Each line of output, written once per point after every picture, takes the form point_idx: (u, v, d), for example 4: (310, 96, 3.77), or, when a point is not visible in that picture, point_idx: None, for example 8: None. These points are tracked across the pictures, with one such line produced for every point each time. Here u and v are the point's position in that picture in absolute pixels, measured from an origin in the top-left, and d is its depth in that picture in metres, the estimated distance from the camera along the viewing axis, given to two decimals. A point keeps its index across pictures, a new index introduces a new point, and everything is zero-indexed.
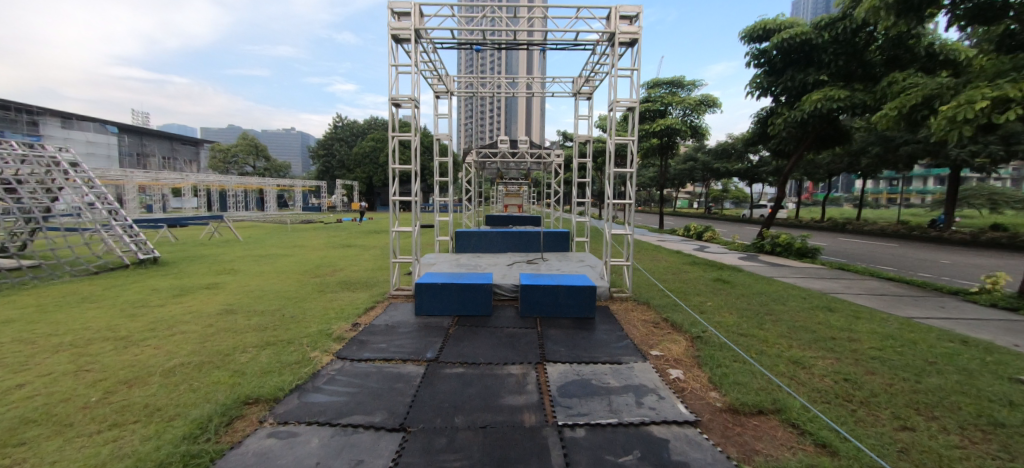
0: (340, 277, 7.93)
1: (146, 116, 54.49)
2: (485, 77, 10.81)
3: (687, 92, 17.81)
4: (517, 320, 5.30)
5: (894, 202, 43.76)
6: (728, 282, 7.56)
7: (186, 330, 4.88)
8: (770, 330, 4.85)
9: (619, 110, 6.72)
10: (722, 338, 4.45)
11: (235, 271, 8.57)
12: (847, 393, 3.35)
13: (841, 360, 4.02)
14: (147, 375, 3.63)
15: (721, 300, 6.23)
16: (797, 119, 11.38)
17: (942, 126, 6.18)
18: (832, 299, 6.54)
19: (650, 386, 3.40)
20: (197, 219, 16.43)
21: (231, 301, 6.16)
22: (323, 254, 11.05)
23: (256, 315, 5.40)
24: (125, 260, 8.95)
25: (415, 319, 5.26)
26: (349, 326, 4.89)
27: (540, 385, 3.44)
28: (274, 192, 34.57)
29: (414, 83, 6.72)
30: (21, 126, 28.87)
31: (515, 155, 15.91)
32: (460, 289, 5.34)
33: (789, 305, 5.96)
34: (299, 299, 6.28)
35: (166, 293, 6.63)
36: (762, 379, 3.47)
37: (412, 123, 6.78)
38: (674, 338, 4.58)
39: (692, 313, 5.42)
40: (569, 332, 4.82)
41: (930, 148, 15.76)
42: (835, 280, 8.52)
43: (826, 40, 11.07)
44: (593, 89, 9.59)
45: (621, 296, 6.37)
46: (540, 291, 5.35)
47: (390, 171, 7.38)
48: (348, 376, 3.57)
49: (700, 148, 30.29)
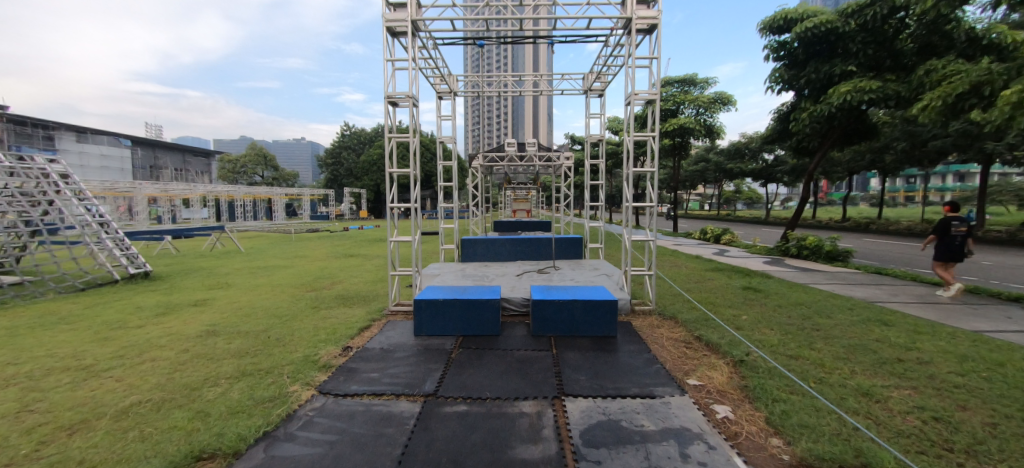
0: (337, 291, 7.36)
1: (159, 130, 55.48)
2: (490, 76, 10.25)
3: (700, 90, 17.17)
4: (529, 340, 4.69)
5: (913, 200, 42.47)
6: (761, 292, 6.86)
7: (158, 357, 4.34)
8: (823, 350, 4.20)
9: (637, 104, 6.07)
10: (771, 362, 3.80)
11: (228, 286, 8.05)
12: (944, 439, 2.70)
13: (921, 391, 3.35)
14: (95, 418, 3.08)
15: (757, 313, 5.56)
16: (823, 113, 10.66)
17: (1002, 113, 5.49)
18: (882, 309, 5.83)
19: (695, 431, 2.77)
20: (200, 230, 16.05)
21: (216, 321, 5.62)
22: (323, 265, 10.55)
23: (238, 338, 4.85)
24: (116, 275, 8.47)
25: (414, 341, 4.67)
26: (338, 351, 4.31)
27: (559, 429, 2.83)
28: (282, 201, 34.36)
29: (411, 80, 6.17)
30: (38, 141, 29.02)
31: (524, 159, 15.34)
32: (464, 306, 4.76)
33: (835, 319, 5.27)
34: (289, 317, 5.73)
35: (149, 313, 6.12)
36: (833, 422, 2.83)
37: (410, 124, 6.22)
38: (712, 362, 3.93)
39: (728, 330, 4.76)
40: (588, 355, 4.20)
41: (960, 142, 14.94)
42: (876, 286, 7.77)
43: (853, 29, 10.39)
44: (605, 85, 9.02)
45: (643, 310, 5.72)
46: (553, 308, 4.75)
47: (387, 176, 6.80)
48: (329, 418, 2.99)
49: (711, 148, 29.48)
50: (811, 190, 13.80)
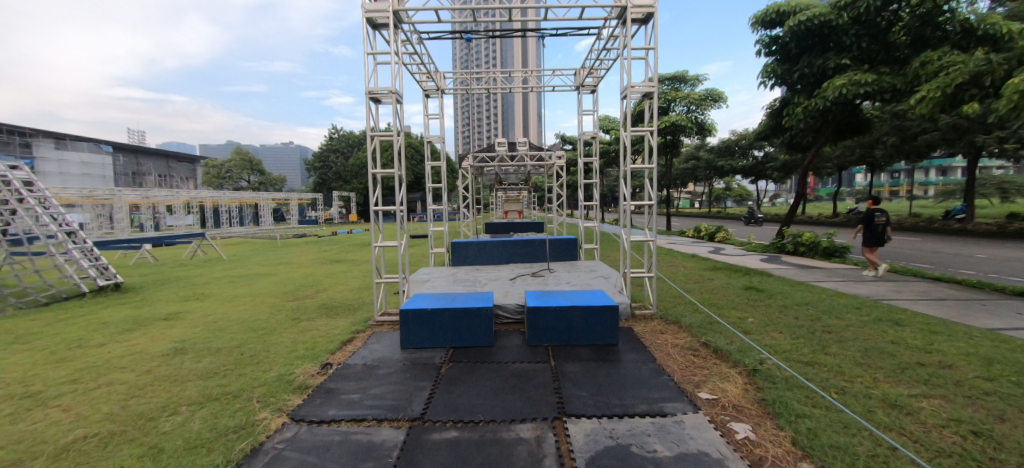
0: (320, 300, 6.95)
1: (142, 136, 54.39)
2: (479, 73, 9.92)
3: (690, 86, 17.00)
4: (524, 350, 4.36)
5: (898, 195, 42.95)
6: (764, 291, 6.60)
7: (115, 381, 3.93)
8: (838, 355, 3.94)
9: (634, 97, 5.76)
10: (786, 371, 3.52)
11: (205, 297, 7.60)
12: (991, 457, 2.42)
13: (953, 401, 3.07)
14: (31, 458, 2.69)
15: (763, 315, 5.29)
16: (817, 108, 10.48)
17: (1010, 101, 5.32)
18: (891, 308, 5.61)
19: (715, 456, 2.46)
20: (179, 238, 15.42)
21: (186, 337, 5.19)
22: (308, 272, 10.11)
23: (208, 356, 4.45)
24: (84, 288, 7.91)
25: (400, 355, 4.31)
26: (317, 369, 3.94)
27: (563, 458, 2.50)
28: (269, 206, 33.66)
29: (394, 74, 5.80)
30: (14, 148, 27.97)
31: (515, 159, 15.02)
32: (454, 315, 4.42)
33: (845, 320, 5.03)
34: (266, 330, 5.33)
35: (114, 329, 5.67)
36: (866, 441, 2.53)
37: (394, 122, 5.84)
38: (723, 372, 3.63)
39: (736, 335, 4.47)
40: (589, 366, 3.88)
41: (949, 135, 14.98)
42: (878, 283, 7.57)
43: (845, 22, 10.27)
44: (597, 80, 8.75)
45: (644, 315, 5.42)
46: (550, 315, 4.42)
47: (370, 178, 6.41)
48: (300, 451, 2.63)
49: (701, 145, 29.45)
50: (805, 186, 13.68)
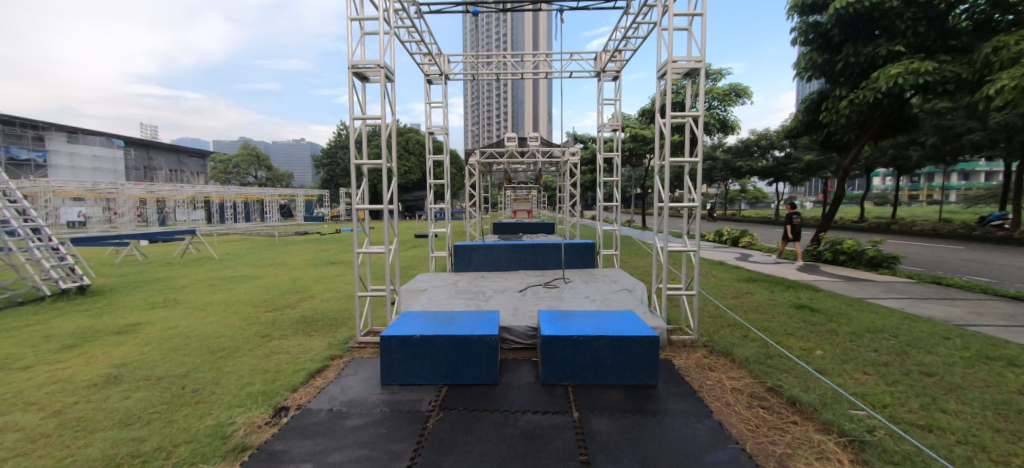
0: (300, 312, 6.02)
1: (155, 130, 54.45)
2: (489, 56, 8.94)
3: (712, 82, 15.83)
4: (538, 392, 3.40)
5: (921, 198, 41.30)
6: (820, 311, 5.57)
7: (11, 424, 3.06)
8: (963, 415, 2.91)
9: (675, 74, 4.78)
10: (903, 444, 2.53)
11: (175, 304, 6.70)
12: None
13: None
14: None
15: (833, 346, 4.28)
16: (867, 101, 9.27)
17: None
18: (987, 338, 4.56)
19: None
20: (172, 234, 14.63)
21: (128, 360, 4.30)
22: (299, 275, 9.26)
23: (142, 390, 3.56)
24: (42, 292, 7.13)
25: (379, 396, 3.37)
26: (266, 417, 3.01)
27: None
28: (274, 203, 33.03)
29: (383, 44, 4.85)
30: (27, 141, 27.67)
31: (525, 155, 14.04)
32: (448, 344, 3.47)
33: (941, 356, 3.99)
34: (226, 352, 4.43)
35: (50, 346, 4.79)
36: None
37: (382, 103, 4.89)
38: (814, 442, 2.64)
39: (810, 378, 3.48)
40: (626, 421, 2.91)
41: (998, 136, 13.69)
42: (949, 302, 6.46)
43: (900, 4, 9.02)
44: (621, 65, 7.76)
45: (683, 342, 4.44)
46: (570, 347, 3.45)
47: (355, 170, 5.45)
48: None
49: (717, 146, 27.36)
50: (842, 188, 12.48)
